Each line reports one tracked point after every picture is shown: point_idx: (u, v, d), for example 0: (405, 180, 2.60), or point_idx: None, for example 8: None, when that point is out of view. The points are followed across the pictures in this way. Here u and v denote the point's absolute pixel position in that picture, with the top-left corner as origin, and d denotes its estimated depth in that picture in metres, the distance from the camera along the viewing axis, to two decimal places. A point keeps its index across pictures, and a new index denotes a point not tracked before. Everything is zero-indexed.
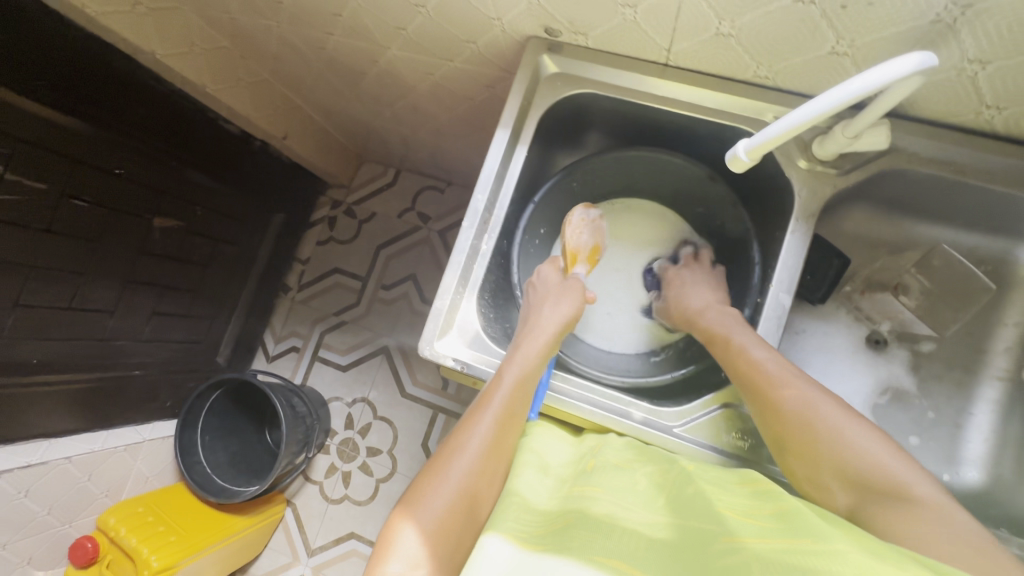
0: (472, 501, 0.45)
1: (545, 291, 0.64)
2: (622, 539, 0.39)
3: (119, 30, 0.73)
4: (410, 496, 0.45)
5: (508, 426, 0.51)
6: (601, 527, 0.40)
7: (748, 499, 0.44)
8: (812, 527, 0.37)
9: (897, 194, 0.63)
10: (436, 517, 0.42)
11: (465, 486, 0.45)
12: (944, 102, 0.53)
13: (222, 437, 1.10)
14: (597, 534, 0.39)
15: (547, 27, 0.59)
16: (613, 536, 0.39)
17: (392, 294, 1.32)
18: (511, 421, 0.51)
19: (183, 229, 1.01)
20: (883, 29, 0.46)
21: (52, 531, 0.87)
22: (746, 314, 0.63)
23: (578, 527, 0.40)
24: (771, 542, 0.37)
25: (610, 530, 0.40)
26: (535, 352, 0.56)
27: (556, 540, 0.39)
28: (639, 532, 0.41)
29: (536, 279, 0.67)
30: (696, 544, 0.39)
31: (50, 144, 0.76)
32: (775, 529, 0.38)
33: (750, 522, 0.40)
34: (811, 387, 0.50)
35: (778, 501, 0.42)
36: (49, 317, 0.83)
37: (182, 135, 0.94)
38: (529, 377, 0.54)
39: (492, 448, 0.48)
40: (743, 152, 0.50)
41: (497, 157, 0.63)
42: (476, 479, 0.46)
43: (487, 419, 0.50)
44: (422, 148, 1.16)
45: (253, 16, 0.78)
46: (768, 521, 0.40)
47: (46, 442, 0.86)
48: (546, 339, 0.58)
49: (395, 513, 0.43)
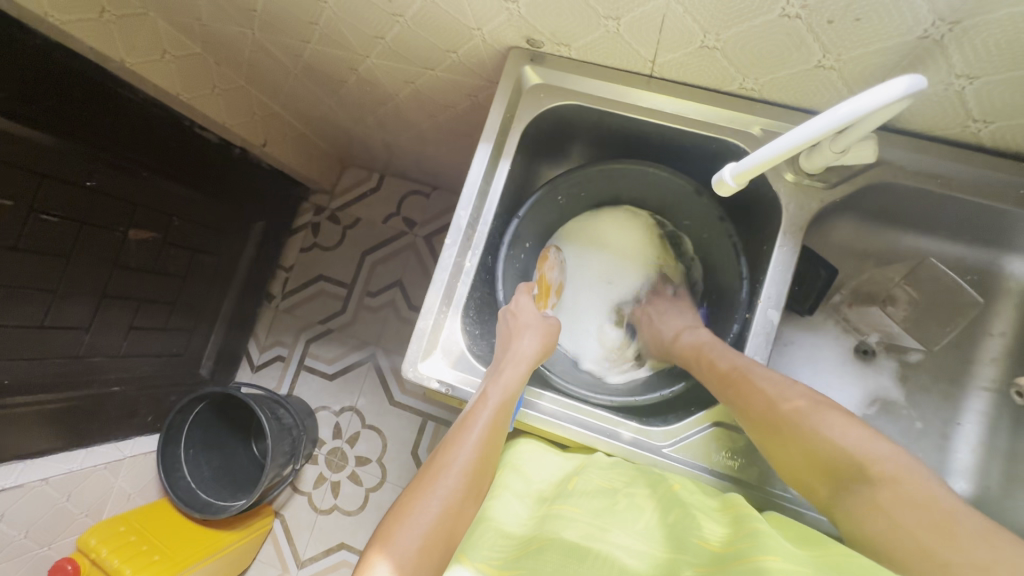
0: (449, 539, 0.44)
1: (526, 319, 0.63)
2: (598, 566, 0.39)
3: (84, 40, 0.70)
4: (385, 533, 0.44)
5: (486, 459, 0.50)
6: (577, 554, 0.40)
7: (728, 523, 0.43)
8: (786, 551, 0.37)
9: (885, 205, 0.62)
10: (410, 558, 0.41)
11: (442, 524, 0.44)
12: (931, 115, 0.52)
13: (206, 451, 1.08)
14: (572, 562, 0.39)
15: (529, 38, 0.58)
16: (588, 563, 0.39)
17: (379, 301, 1.30)
18: (489, 454, 0.51)
19: (160, 240, 0.98)
20: (870, 45, 0.45)
21: (30, 554, 0.85)
22: (734, 330, 0.62)
23: (552, 553, 0.40)
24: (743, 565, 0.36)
25: (586, 557, 0.39)
26: (514, 380, 0.55)
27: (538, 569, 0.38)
28: (613, 558, 0.40)
29: (515, 306, 0.64)
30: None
31: (14, 159, 0.72)
32: (747, 551, 0.38)
33: (726, 548, 0.39)
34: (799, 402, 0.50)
35: (754, 521, 0.41)
36: (20, 336, 0.80)
37: (156, 144, 0.91)
38: (507, 406, 0.53)
39: (469, 483, 0.48)
40: (729, 177, 0.49)
41: (480, 171, 0.62)
42: (452, 518, 0.45)
43: (464, 452, 0.49)
44: (406, 154, 1.13)
45: (225, 22, 0.75)
46: (741, 543, 0.39)
47: (22, 464, 0.83)
48: (525, 366, 0.57)
49: (373, 550, 0.43)
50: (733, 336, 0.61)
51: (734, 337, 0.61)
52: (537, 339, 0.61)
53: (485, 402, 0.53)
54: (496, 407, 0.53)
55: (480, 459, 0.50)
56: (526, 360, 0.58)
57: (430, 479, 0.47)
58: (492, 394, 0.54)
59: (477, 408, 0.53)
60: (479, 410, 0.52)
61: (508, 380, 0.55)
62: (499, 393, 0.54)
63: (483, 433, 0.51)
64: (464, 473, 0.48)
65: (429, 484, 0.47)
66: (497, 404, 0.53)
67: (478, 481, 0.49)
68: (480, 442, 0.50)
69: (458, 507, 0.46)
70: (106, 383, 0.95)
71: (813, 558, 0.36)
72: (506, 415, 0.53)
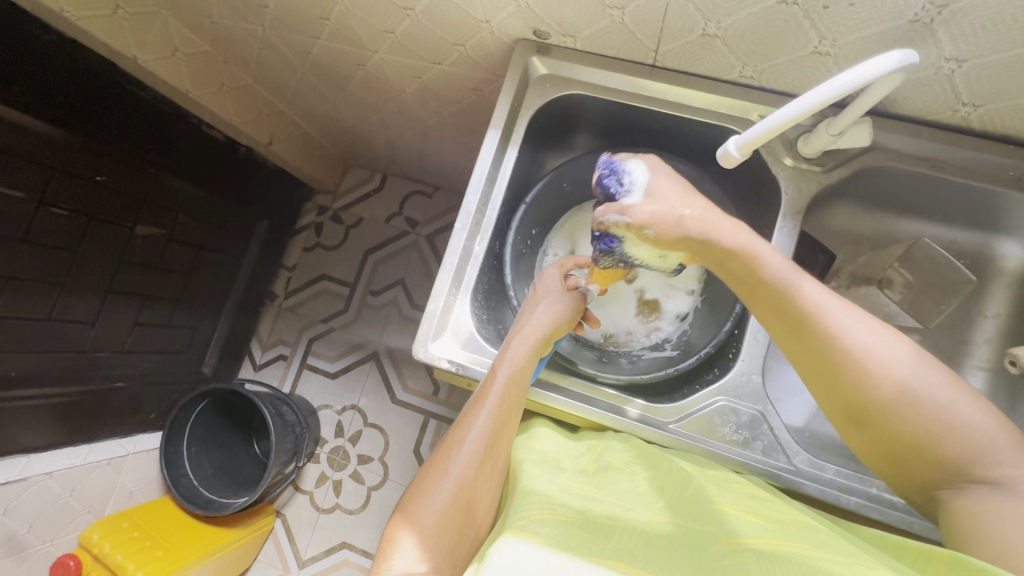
0: (467, 509, 0.46)
1: (540, 292, 0.62)
2: (624, 540, 0.39)
3: (98, 35, 0.71)
4: (409, 501, 0.46)
5: (502, 429, 0.51)
6: (608, 530, 0.40)
7: (750, 500, 0.46)
8: (817, 538, 0.38)
9: (879, 190, 0.65)
10: (432, 526, 0.43)
11: (460, 496, 0.46)
12: (923, 99, 0.54)
13: (208, 449, 1.07)
14: (601, 535, 0.39)
15: (536, 29, 0.60)
16: (615, 536, 0.39)
17: (381, 299, 1.31)
18: (505, 425, 0.51)
19: (165, 237, 0.99)
20: (863, 29, 0.47)
21: (34, 551, 0.82)
22: (736, 309, 0.64)
23: (581, 526, 0.40)
24: (776, 544, 0.37)
25: (612, 531, 0.40)
26: (523, 353, 0.55)
27: (592, 544, 0.37)
28: (639, 531, 0.41)
29: (540, 283, 0.64)
30: (702, 546, 0.39)
31: (25, 151, 0.73)
32: (777, 530, 0.40)
33: (753, 521, 0.41)
34: (882, 337, 0.46)
35: (777, 509, 0.44)
36: (27, 329, 0.80)
37: (164, 140, 0.92)
38: (519, 377, 0.54)
39: (484, 455, 0.48)
40: (733, 148, 0.50)
41: (488, 158, 0.64)
42: (469, 486, 0.46)
43: (479, 425, 0.49)
44: (409, 152, 1.15)
45: (235, 19, 0.77)
46: (770, 522, 0.41)
47: (26, 458, 0.83)
48: (534, 339, 0.57)
49: (395, 520, 0.45)
50: (736, 315, 0.63)
51: (736, 317, 0.63)
52: (549, 309, 0.60)
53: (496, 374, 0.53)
54: (507, 377, 0.53)
55: (494, 430, 0.50)
56: (539, 327, 0.58)
57: (444, 454, 0.48)
58: (502, 369, 0.54)
59: (489, 384, 0.53)
60: (491, 383, 0.52)
61: (517, 353, 0.55)
62: (508, 366, 0.54)
63: (495, 404, 0.51)
64: (478, 445, 0.48)
65: (445, 458, 0.48)
66: (508, 374, 0.53)
67: (493, 452, 0.49)
68: (493, 413, 0.50)
69: (475, 477, 0.47)
70: (111, 378, 0.95)
71: (839, 542, 0.38)
72: (519, 386, 0.53)
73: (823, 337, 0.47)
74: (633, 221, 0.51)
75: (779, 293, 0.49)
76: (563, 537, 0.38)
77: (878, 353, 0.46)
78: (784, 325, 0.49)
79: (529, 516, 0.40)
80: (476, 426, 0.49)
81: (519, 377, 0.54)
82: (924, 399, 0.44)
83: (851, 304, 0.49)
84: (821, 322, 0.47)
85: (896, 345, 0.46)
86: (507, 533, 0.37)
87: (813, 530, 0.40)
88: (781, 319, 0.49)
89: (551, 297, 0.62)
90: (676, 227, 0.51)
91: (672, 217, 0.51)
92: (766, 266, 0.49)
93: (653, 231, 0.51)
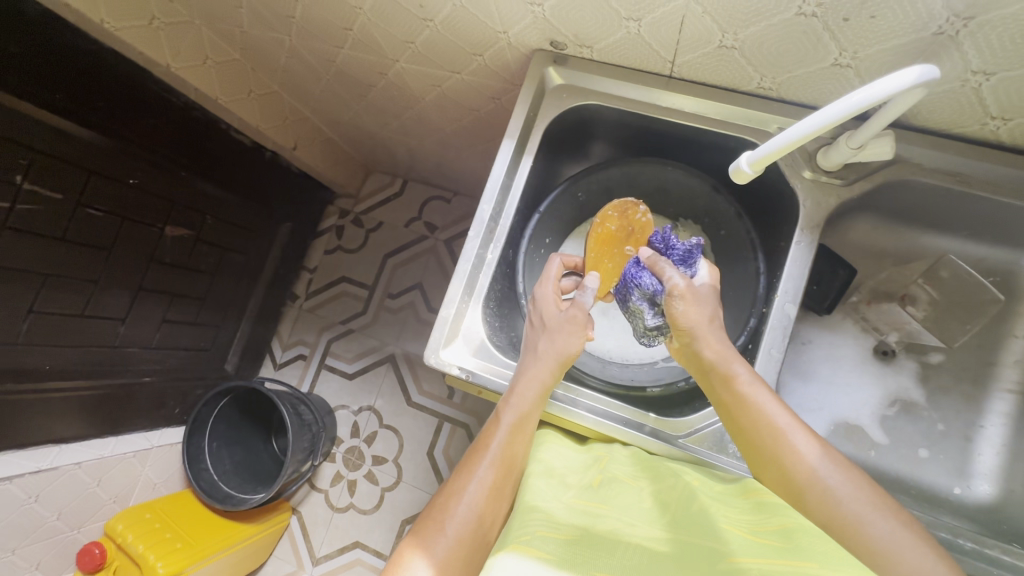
0: (474, 544, 0.45)
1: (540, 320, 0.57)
2: (627, 556, 0.39)
3: (134, 45, 0.74)
4: (419, 529, 0.46)
5: (504, 478, 0.50)
6: (610, 546, 0.40)
7: (753, 515, 0.45)
8: (821, 550, 0.38)
9: (902, 204, 0.63)
10: (440, 563, 0.43)
11: (463, 535, 0.45)
12: (949, 112, 0.53)
13: (228, 444, 1.10)
14: (604, 552, 0.39)
15: (552, 40, 0.60)
16: (619, 554, 0.39)
17: (399, 302, 1.32)
18: (507, 475, 0.50)
19: (193, 238, 1.02)
20: (885, 41, 0.46)
21: (60, 537, 0.86)
22: (750, 324, 0.61)
23: (584, 542, 0.40)
24: (779, 564, 0.37)
25: (616, 548, 0.40)
26: (529, 399, 0.53)
27: (583, 560, 0.37)
28: (644, 547, 0.40)
29: (535, 298, 0.59)
30: (705, 564, 0.38)
31: (63, 154, 0.77)
32: (781, 548, 0.39)
33: (755, 541, 0.40)
34: (829, 458, 0.46)
35: (783, 517, 0.43)
36: (62, 323, 0.84)
37: (193, 146, 0.95)
38: (522, 427, 0.52)
39: (486, 501, 0.48)
40: (745, 164, 0.50)
41: (503, 167, 0.64)
42: (472, 530, 0.46)
43: (484, 473, 0.49)
44: (429, 158, 1.17)
45: (263, 28, 0.79)
46: (773, 539, 0.40)
47: (57, 448, 0.86)
48: (539, 385, 0.54)
49: (407, 542, 0.45)
50: (750, 330, 0.62)
51: (750, 332, 0.61)
52: (559, 341, 0.55)
53: (499, 424, 0.52)
54: (510, 427, 0.52)
55: (495, 479, 0.49)
56: (547, 363, 0.54)
57: (445, 500, 0.48)
58: (505, 416, 0.53)
59: (491, 434, 0.52)
60: (494, 434, 0.52)
61: (521, 399, 0.53)
62: (512, 415, 0.52)
63: (497, 454, 0.50)
64: (478, 496, 0.48)
65: (449, 503, 0.47)
66: (511, 425, 0.52)
67: (494, 499, 0.48)
68: (495, 462, 0.50)
69: (478, 520, 0.46)
70: (137, 373, 0.98)
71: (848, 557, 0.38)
72: (523, 435, 0.52)
73: (778, 447, 0.47)
74: (675, 289, 0.53)
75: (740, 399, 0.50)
76: (555, 549, 0.38)
77: (827, 475, 0.45)
78: (741, 435, 0.50)
79: (533, 532, 0.40)
80: (478, 478, 0.49)
81: (523, 425, 0.53)
82: (870, 525, 0.42)
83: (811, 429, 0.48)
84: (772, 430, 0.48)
85: (846, 472, 0.45)
86: (508, 549, 0.37)
87: (816, 535, 0.40)
88: (745, 432, 0.50)
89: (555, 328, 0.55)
90: (692, 321, 0.52)
91: (695, 316, 0.52)
92: (736, 379, 0.51)
93: (681, 307, 0.53)
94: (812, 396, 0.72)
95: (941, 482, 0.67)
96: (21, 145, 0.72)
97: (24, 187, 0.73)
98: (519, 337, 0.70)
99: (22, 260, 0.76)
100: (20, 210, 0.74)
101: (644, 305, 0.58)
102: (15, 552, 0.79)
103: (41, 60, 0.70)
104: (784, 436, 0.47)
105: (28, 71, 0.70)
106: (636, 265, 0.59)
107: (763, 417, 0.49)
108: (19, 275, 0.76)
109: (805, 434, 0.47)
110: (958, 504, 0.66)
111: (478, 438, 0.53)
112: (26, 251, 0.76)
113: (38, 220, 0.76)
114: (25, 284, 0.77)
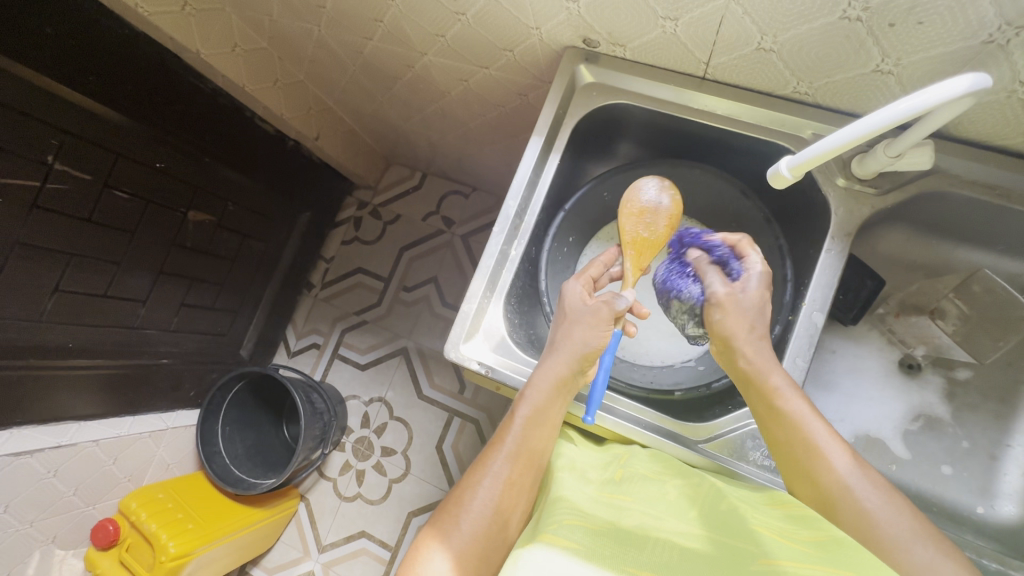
0: (488, 539, 0.45)
1: (559, 315, 0.56)
2: (656, 550, 0.38)
3: (166, 29, 0.74)
4: (437, 519, 0.47)
5: (522, 474, 0.49)
6: (637, 539, 0.40)
7: (783, 522, 0.44)
8: (857, 560, 0.37)
9: (936, 214, 0.62)
10: (452, 554, 0.44)
11: (476, 530, 0.45)
12: (991, 124, 0.52)
13: (240, 429, 1.10)
14: (633, 547, 0.38)
15: (585, 37, 0.60)
16: (647, 549, 0.38)
17: (415, 295, 1.33)
18: (524, 473, 0.49)
19: (215, 224, 1.03)
20: (931, 49, 0.46)
21: (75, 512, 0.87)
22: (775, 331, 0.61)
23: (612, 537, 0.39)
24: (815, 568, 0.36)
25: (644, 542, 0.39)
26: (544, 392, 0.52)
27: (616, 550, 0.38)
28: (673, 544, 0.40)
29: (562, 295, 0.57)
30: (737, 565, 0.37)
31: (92, 136, 0.78)
32: (816, 555, 0.38)
33: (789, 544, 0.40)
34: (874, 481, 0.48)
35: (816, 528, 0.42)
36: (85, 303, 0.85)
37: (218, 131, 0.96)
38: (539, 422, 0.51)
39: (502, 497, 0.47)
40: (784, 168, 0.51)
41: (531, 163, 0.64)
42: (486, 526, 0.46)
43: (497, 470, 0.49)
44: (450, 153, 1.17)
45: (294, 18, 0.79)
46: (806, 546, 0.39)
47: (77, 425, 0.86)
48: (551, 380, 0.52)
49: (423, 534, 0.46)
50: (774, 338, 0.61)
51: (775, 339, 0.60)
52: (574, 330, 0.54)
53: (513, 418, 0.51)
54: (524, 421, 0.51)
55: (511, 474, 0.49)
56: (565, 356, 0.53)
57: (460, 493, 0.48)
58: (520, 410, 0.51)
59: (509, 428, 0.52)
60: (510, 429, 0.51)
61: (537, 392, 0.52)
62: (526, 408, 0.51)
63: (512, 449, 0.50)
64: (493, 492, 0.47)
65: (463, 498, 0.47)
66: (526, 418, 0.51)
67: (511, 497, 0.48)
68: (509, 458, 0.49)
69: (492, 515, 0.46)
70: (155, 355, 0.99)
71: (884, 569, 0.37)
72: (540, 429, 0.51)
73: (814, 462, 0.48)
74: (713, 298, 0.53)
75: (780, 413, 0.50)
76: (587, 543, 0.37)
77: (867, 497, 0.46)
78: (776, 446, 0.51)
79: (560, 523, 0.40)
80: (492, 473, 0.48)
81: (540, 418, 0.51)
82: (907, 550, 0.43)
83: (853, 452, 0.49)
84: (808, 448, 0.49)
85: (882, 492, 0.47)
86: (536, 540, 0.38)
87: (853, 548, 0.38)
88: (782, 445, 0.50)
89: (571, 321, 0.54)
90: (731, 334, 0.52)
91: (741, 327, 0.52)
92: (778, 396, 0.50)
93: (718, 318, 0.53)
94: (833, 407, 0.71)
95: (964, 501, 0.66)
96: (53, 125, 0.73)
97: (54, 167, 0.74)
98: (538, 335, 0.69)
99: (50, 237, 0.76)
100: (52, 189, 0.75)
101: (686, 315, 0.57)
102: (33, 525, 0.81)
103: (73, 43, 0.71)
104: (818, 451, 0.48)
105: (61, 54, 0.70)
106: (676, 273, 0.58)
107: (802, 433, 0.49)
108: (47, 254, 0.77)
109: (841, 449, 0.49)
110: (980, 523, 0.65)
111: (496, 431, 0.53)
112: (55, 229, 0.77)
113: (67, 199, 0.77)
114: (51, 263, 0.78)
